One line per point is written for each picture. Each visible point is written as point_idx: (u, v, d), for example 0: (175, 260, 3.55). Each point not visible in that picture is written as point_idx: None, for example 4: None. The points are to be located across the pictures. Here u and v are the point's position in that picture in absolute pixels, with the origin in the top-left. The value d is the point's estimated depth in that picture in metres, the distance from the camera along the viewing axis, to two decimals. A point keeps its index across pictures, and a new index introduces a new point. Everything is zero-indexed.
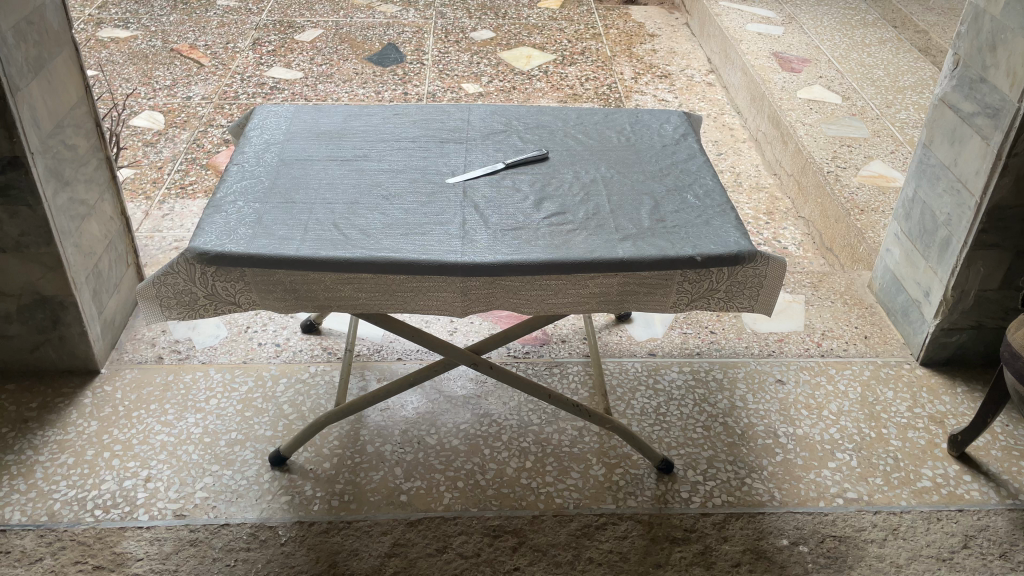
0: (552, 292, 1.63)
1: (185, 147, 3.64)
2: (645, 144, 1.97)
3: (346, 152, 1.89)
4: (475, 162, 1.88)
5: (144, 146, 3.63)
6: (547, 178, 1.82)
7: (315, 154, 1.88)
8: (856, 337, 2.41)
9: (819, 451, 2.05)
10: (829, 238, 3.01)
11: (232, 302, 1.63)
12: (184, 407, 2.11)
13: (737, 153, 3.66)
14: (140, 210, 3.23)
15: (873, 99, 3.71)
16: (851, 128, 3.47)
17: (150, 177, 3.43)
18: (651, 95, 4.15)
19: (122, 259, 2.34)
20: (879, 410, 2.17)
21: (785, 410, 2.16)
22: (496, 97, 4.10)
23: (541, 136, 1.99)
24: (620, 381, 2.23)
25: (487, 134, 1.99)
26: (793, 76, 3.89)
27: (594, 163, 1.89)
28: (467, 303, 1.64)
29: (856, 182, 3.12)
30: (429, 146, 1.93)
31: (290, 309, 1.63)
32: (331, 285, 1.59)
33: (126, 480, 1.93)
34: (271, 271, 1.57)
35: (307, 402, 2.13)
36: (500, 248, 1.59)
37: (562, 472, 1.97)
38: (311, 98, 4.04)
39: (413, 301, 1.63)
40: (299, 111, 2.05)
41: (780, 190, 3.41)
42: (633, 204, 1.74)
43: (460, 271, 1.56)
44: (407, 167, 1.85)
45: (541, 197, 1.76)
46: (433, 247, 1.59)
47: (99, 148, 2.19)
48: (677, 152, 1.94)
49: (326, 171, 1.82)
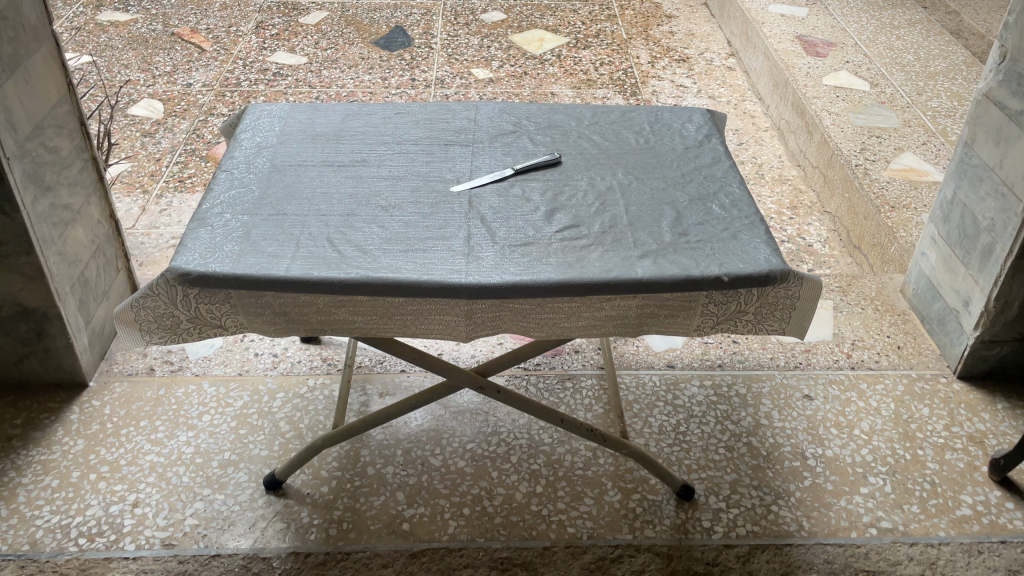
0: (566, 315, 1.48)
1: (184, 137, 3.51)
2: (666, 146, 1.82)
3: (344, 156, 1.76)
4: (482, 168, 1.74)
5: (142, 137, 3.50)
6: (560, 186, 1.68)
7: (309, 159, 1.74)
8: (889, 347, 2.26)
9: (850, 476, 1.91)
10: (857, 236, 2.86)
11: (217, 326, 1.48)
12: (176, 424, 2.00)
13: (759, 143, 3.51)
14: (137, 205, 3.11)
15: (903, 85, 3.53)
16: (881, 117, 3.29)
17: (148, 170, 3.30)
18: (669, 81, 3.98)
19: (112, 264, 2.21)
20: (914, 429, 2.03)
21: (813, 429, 2.02)
22: (507, 84, 3.94)
23: (553, 137, 1.85)
24: (637, 396, 2.10)
25: (496, 135, 1.85)
26: (818, 60, 3.71)
27: (610, 168, 1.74)
28: (473, 326, 1.48)
29: (886, 176, 2.95)
30: (433, 149, 1.79)
31: (280, 333, 1.49)
32: (325, 308, 1.46)
33: (113, 505, 1.82)
34: (261, 292, 1.43)
35: (306, 419, 2.02)
36: (508, 268, 1.46)
37: (575, 499, 1.85)
38: (315, 84, 3.90)
39: (413, 324, 1.49)
40: (295, 110, 1.91)
41: (805, 183, 3.26)
42: (653, 215, 1.60)
43: (464, 291, 1.42)
44: (409, 173, 1.71)
45: (553, 207, 1.62)
46: (434, 267, 1.46)
47: (84, 148, 2.06)
48: (700, 154, 1.79)
49: (321, 178, 1.69)
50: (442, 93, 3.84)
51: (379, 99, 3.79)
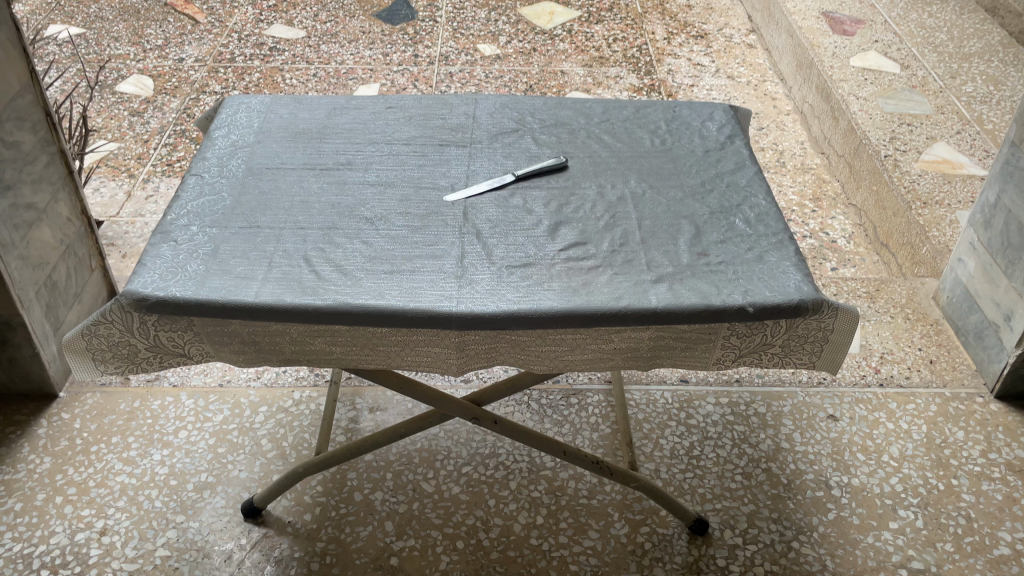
0: (569, 347, 1.32)
1: (174, 117, 3.33)
2: (684, 149, 1.65)
3: (327, 158, 1.59)
4: (480, 172, 1.57)
5: (130, 116, 3.33)
6: (565, 195, 1.52)
7: (288, 161, 1.58)
8: (920, 362, 2.09)
9: (878, 509, 1.76)
10: (885, 233, 2.68)
11: (180, 355, 1.33)
12: (150, 441, 1.86)
13: (780, 128, 3.31)
14: (122, 189, 2.95)
15: (936, 67, 3.32)
16: (912, 103, 3.08)
17: (135, 152, 3.14)
18: (686, 59, 3.77)
19: (85, 264, 2.06)
20: (948, 456, 1.87)
21: (838, 454, 1.87)
22: (515, 61, 3.74)
23: (559, 137, 1.68)
24: (647, 414, 1.94)
25: (496, 134, 1.68)
26: (845, 40, 3.49)
27: (622, 174, 1.57)
28: (465, 359, 1.33)
29: (917, 168, 2.76)
30: (426, 150, 1.62)
31: (250, 364, 1.34)
32: (300, 338, 1.30)
33: (79, 533, 1.68)
34: (227, 320, 1.28)
35: (290, 437, 1.88)
36: (505, 294, 1.30)
37: (578, 532, 1.70)
38: (313, 60, 3.71)
39: (397, 356, 1.33)
40: (276, 104, 1.74)
41: (829, 172, 3.07)
42: (668, 232, 1.44)
43: (454, 322, 1.26)
44: (398, 178, 1.54)
45: (557, 221, 1.45)
46: (423, 292, 1.30)
47: (51, 141, 1.90)
48: (722, 159, 1.62)
49: (301, 183, 1.52)
50: (447, 71, 3.65)
51: (379, 77, 3.60)
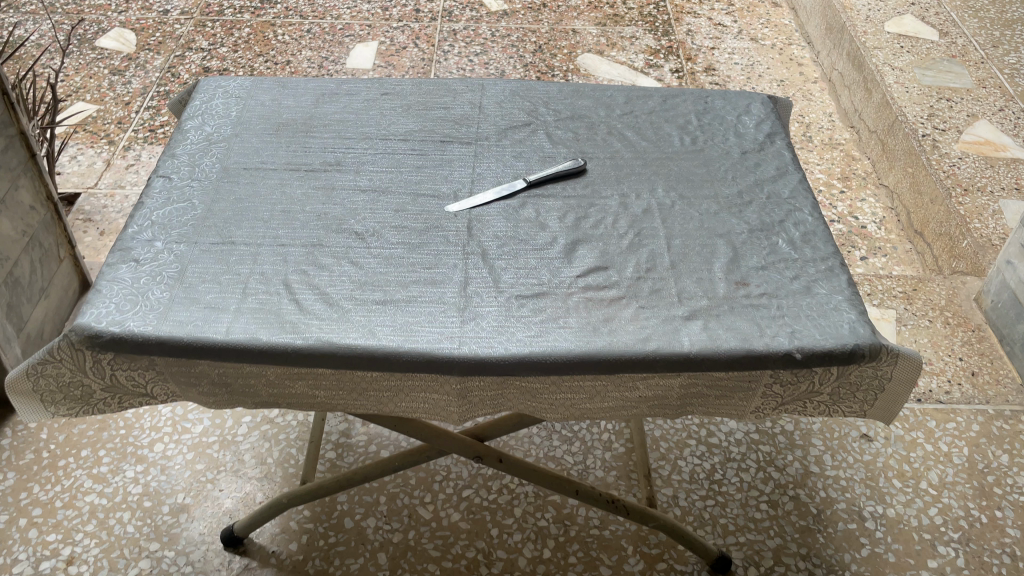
0: (588, 395, 1.15)
1: (158, 76, 3.11)
2: (717, 150, 1.46)
3: (314, 156, 1.40)
4: (487, 176, 1.38)
5: (111, 75, 3.10)
6: (583, 207, 1.33)
7: (269, 159, 1.39)
8: (961, 374, 1.93)
9: (916, 544, 1.61)
10: (920, 220, 2.49)
11: (142, 395, 1.16)
12: (123, 456, 1.71)
13: (807, 98, 3.09)
14: (101, 157, 2.75)
15: (977, 34, 3.08)
16: (951, 75, 2.86)
17: (115, 115, 2.92)
18: (706, 18, 3.53)
19: (51, 254, 1.89)
20: (992, 483, 1.72)
21: (872, 480, 1.72)
22: (523, 17, 3.50)
23: (576, 133, 1.49)
24: (665, 432, 1.79)
25: (504, 128, 1.48)
26: (880, 2, 3.25)
27: (648, 181, 1.39)
28: (468, 407, 1.15)
29: (957, 150, 2.56)
30: (426, 147, 1.43)
31: (222, 407, 1.16)
32: (278, 380, 1.13)
33: (44, 561, 1.53)
34: (194, 360, 1.11)
35: (275, 453, 1.73)
36: (514, 332, 1.13)
37: (589, 568, 1.55)
38: (308, 15, 3.47)
39: (391, 403, 1.16)
40: (257, 87, 1.55)
41: (859, 149, 2.86)
42: (701, 254, 1.26)
43: (456, 367, 1.09)
44: (394, 183, 1.36)
45: (573, 239, 1.27)
46: (420, 329, 1.13)
47: (10, 123, 1.71)
48: (761, 163, 1.43)
49: (283, 188, 1.34)
50: (450, 28, 3.41)
51: (377, 34, 3.36)
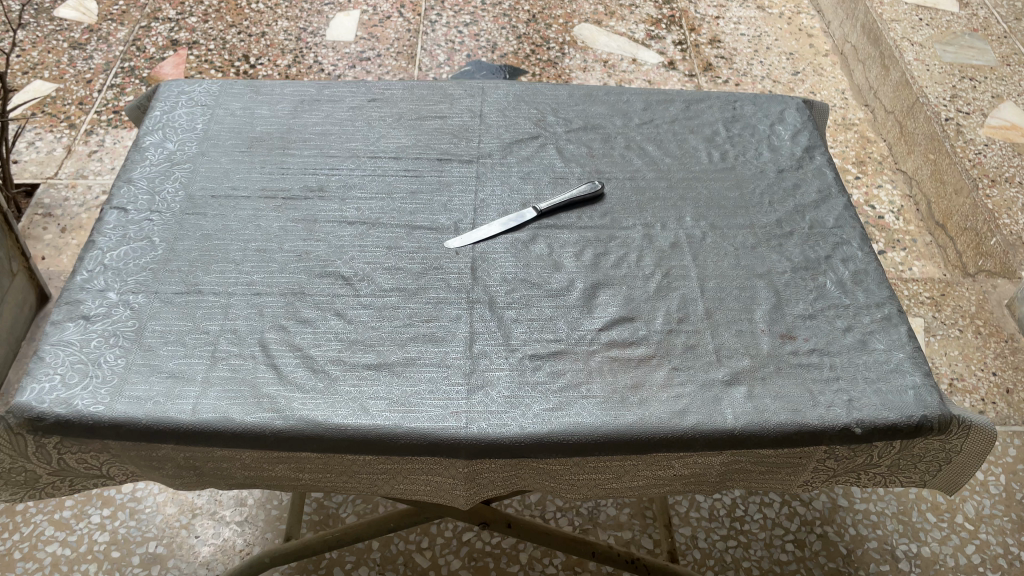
0: (615, 475, 1.00)
1: (121, 50, 2.87)
2: (750, 168, 1.29)
3: (292, 179, 1.22)
4: (491, 203, 1.21)
5: (71, 49, 2.87)
6: (601, 241, 1.17)
7: (240, 184, 1.21)
8: (995, 391, 1.81)
9: None
10: (942, 211, 2.34)
11: (98, 476, 1.00)
12: (88, 498, 1.56)
13: (818, 73, 2.91)
14: (61, 143, 2.54)
15: (998, 6, 2.90)
16: (973, 51, 2.69)
17: (76, 95, 2.70)
18: None
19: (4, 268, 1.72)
20: None
21: (905, 514, 1.59)
22: None
23: (590, 147, 1.31)
24: None
25: (509, 143, 1.31)
26: None
27: (674, 207, 1.22)
28: (475, 490, 1.00)
29: (983, 136, 2.39)
30: (422, 168, 1.26)
31: (190, 489, 1.01)
32: (254, 463, 0.97)
33: None
34: (155, 443, 0.95)
35: (256, 492, 1.58)
36: (530, 404, 0.97)
37: None
38: None
39: (386, 485, 1.01)
40: (225, 94, 1.37)
41: (873, 130, 2.70)
42: (739, 299, 1.10)
43: (463, 451, 0.94)
44: (384, 213, 1.19)
45: (593, 282, 1.11)
46: (420, 402, 0.97)
47: None
48: (801, 184, 1.26)
49: (258, 220, 1.16)
50: None
51: (359, 3, 3.13)
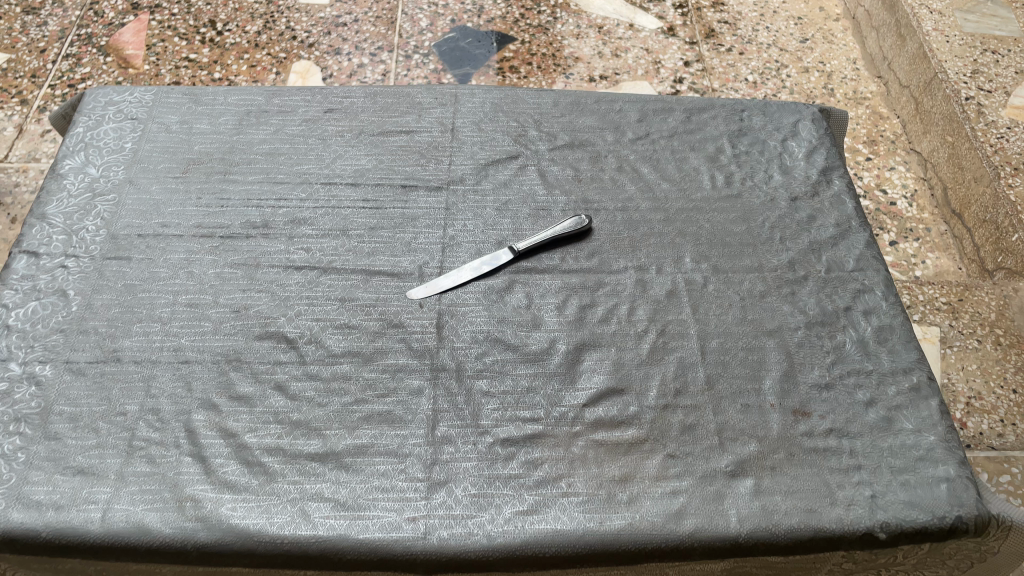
0: None
1: (78, 16, 2.66)
2: (759, 194, 1.13)
3: (231, 212, 1.07)
4: (462, 241, 1.06)
5: (24, 14, 2.66)
6: (588, 289, 1.02)
7: (172, 219, 1.05)
8: (1016, 411, 1.73)
9: None
10: (959, 199, 2.17)
11: None
12: None
13: (827, 40, 2.71)
14: (12, 121, 2.35)
15: None
16: (996, 20, 2.49)
17: (28, 66, 2.50)
18: None
19: None
20: None
21: None
22: None
23: (577, 169, 1.15)
24: None
25: (484, 164, 1.15)
26: None
27: (673, 244, 1.07)
28: None
29: (1005, 118, 2.20)
30: (383, 197, 1.10)
31: None
32: None
33: None
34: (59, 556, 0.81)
35: None
36: (501, 507, 0.83)
37: None
38: None
39: None
40: (160, 103, 1.20)
41: (886, 104, 2.51)
42: (745, 364, 0.96)
43: (420, 566, 0.80)
44: (338, 256, 1.03)
45: (577, 343, 0.96)
46: (371, 504, 0.82)
47: None
48: (816, 216, 1.11)
49: (190, 265, 1.01)
50: None
51: None
